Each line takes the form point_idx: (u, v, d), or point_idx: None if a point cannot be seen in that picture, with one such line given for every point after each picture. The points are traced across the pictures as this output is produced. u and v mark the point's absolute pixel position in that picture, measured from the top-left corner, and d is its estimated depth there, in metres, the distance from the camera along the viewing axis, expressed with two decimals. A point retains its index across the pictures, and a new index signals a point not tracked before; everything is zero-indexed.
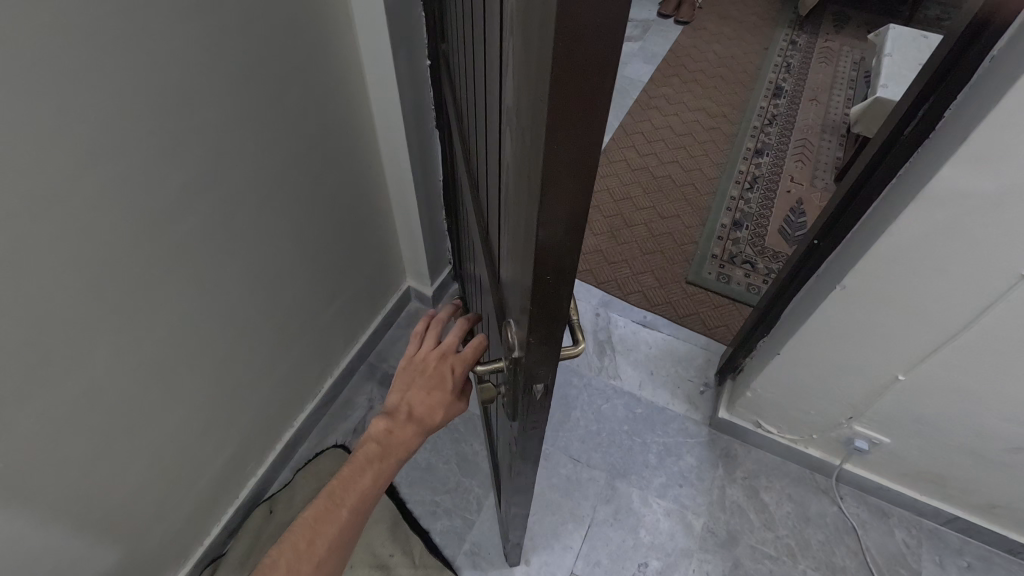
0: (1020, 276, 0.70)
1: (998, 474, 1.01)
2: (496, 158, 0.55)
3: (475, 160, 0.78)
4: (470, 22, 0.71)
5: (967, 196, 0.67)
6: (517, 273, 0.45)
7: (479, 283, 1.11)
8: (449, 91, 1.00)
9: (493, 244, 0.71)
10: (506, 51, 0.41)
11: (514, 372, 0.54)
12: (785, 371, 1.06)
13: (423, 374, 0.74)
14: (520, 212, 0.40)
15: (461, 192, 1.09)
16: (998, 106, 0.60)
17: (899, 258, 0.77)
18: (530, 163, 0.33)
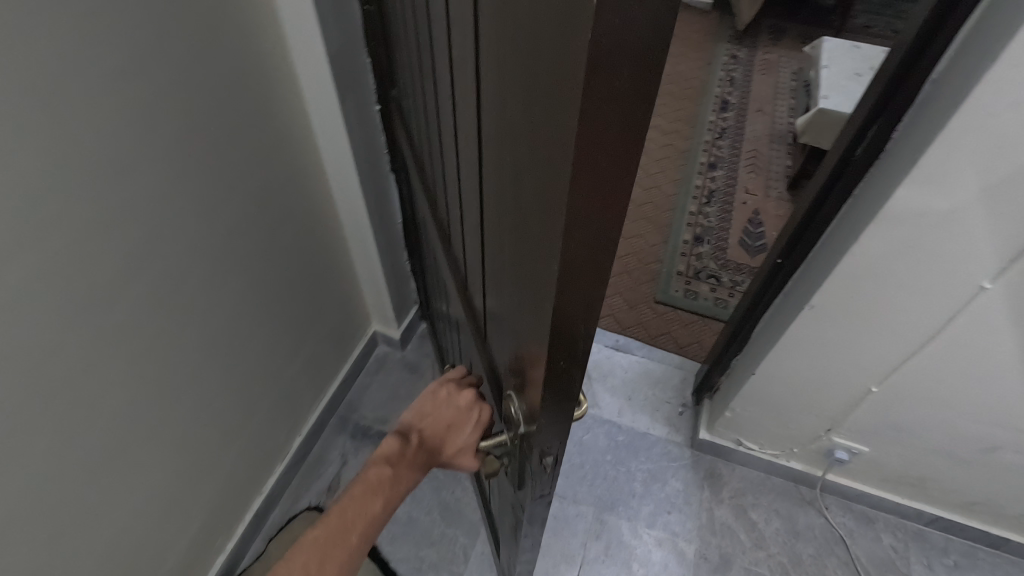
0: (980, 287, 0.72)
1: (976, 474, 1.02)
2: (476, 215, 0.53)
3: (445, 208, 0.76)
4: (424, 71, 0.69)
5: (924, 213, 0.68)
6: (524, 347, 0.44)
7: (453, 327, 1.08)
8: (402, 135, 0.97)
9: (473, 296, 0.68)
10: (486, 113, 0.39)
11: (523, 440, 0.52)
12: (761, 390, 1.06)
13: (450, 407, 0.70)
14: (525, 275, 0.38)
15: (424, 235, 1.07)
16: (943, 130, 0.61)
17: (865, 275, 0.77)
18: (542, 232, 0.31)
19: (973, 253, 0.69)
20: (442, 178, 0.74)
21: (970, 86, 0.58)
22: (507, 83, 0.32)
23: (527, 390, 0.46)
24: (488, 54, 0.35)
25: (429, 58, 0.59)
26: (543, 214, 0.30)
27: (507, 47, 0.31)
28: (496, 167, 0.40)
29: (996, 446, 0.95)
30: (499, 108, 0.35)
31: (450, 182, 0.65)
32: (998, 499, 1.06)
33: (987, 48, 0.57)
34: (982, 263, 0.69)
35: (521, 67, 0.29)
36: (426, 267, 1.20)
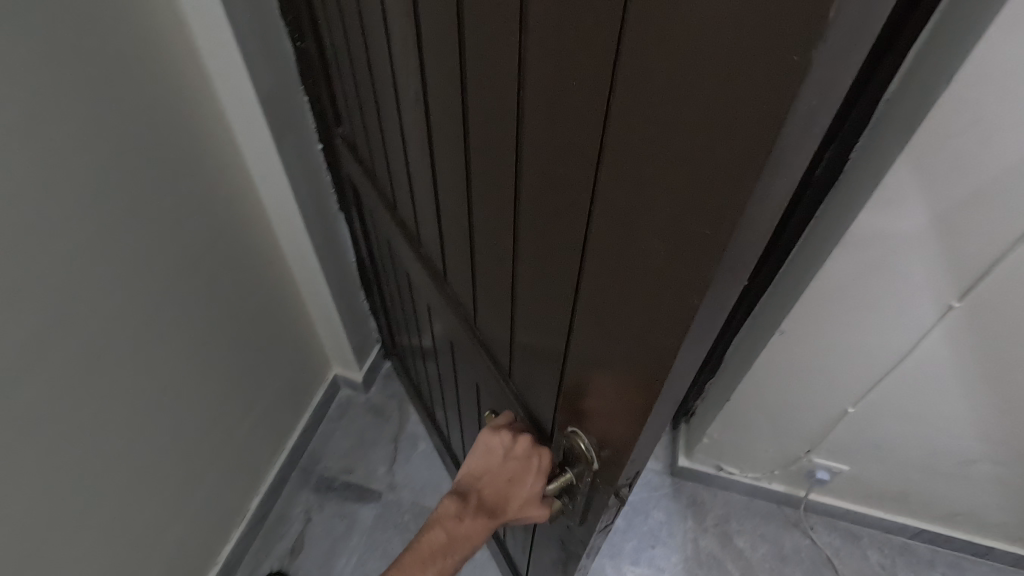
0: (949, 305, 0.70)
1: (958, 486, 1.00)
2: (500, 250, 0.49)
3: (431, 243, 0.72)
4: (381, 105, 0.65)
5: (892, 234, 0.66)
6: (597, 388, 0.41)
7: (433, 364, 1.03)
8: (353, 174, 0.92)
9: (488, 331, 0.65)
10: (539, 138, 0.35)
11: (593, 475, 0.49)
12: (738, 416, 1.03)
13: (507, 460, 0.60)
14: (613, 309, 0.34)
15: (390, 271, 1.02)
16: (902, 153, 0.59)
17: (833, 298, 0.75)
18: (662, 269, 0.28)
19: (939, 270, 0.67)
20: (422, 213, 0.70)
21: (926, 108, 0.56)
22: (592, 101, 0.28)
23: (600, 426, 0.43)
24: (548, 72, 0.31)
25: (404, 90, 0.55)
26: (670, 250, 0.27)
27: (594, 60, 0.27)
28: (557, 195, 0.36)
29: (975, 459, 0.93)
30: (568, 129, 0.31)
31: (445, 216, 0.61)
32: (981, 509, 1.04)
33: (941, 67, 0.54)
34: (949, 281, 0.68)
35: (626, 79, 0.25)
36: (392, 303, 1.15)
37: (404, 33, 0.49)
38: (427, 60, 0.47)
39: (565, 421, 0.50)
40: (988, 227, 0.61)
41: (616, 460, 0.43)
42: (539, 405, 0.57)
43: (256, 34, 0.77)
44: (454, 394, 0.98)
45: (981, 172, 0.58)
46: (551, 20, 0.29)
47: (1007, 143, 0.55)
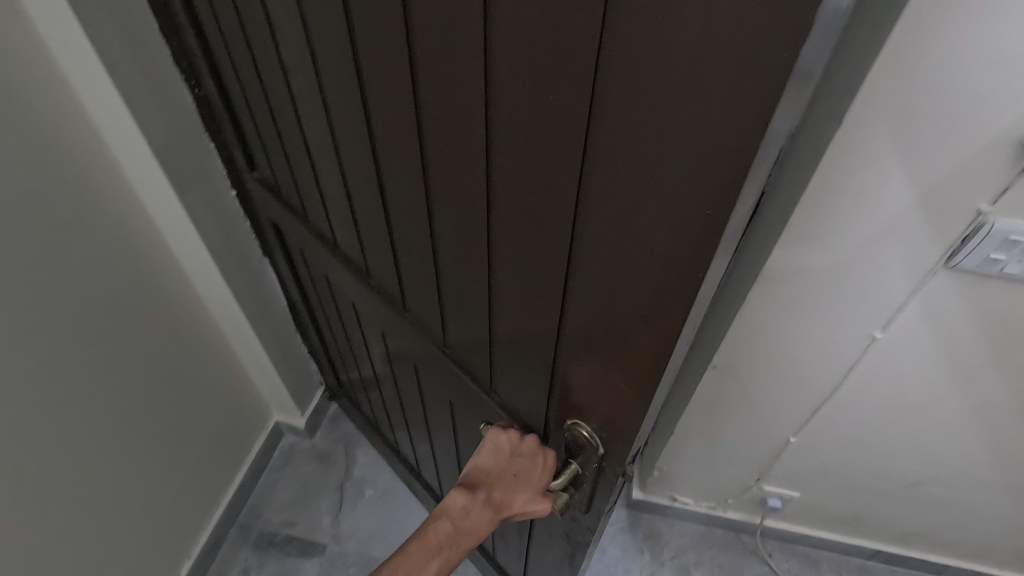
0: (873, 334, 0.72)
1: (906, 506, 1.04)
2: (476, 256, 0.54)
3: (386, 275, 0.76)
4: (318, 149, 0.68)
5: (807, 270, 0.67)
6: (596, 360, 0.47)
7: (396, 390, 1.02)
8: (276, 216, 0.90)
9: (461, 349, 0.71)
10: (520, 171, 0.41)
11: (600, 460, 0.56)
12: (686, 445, 1.05)
13: (516, 456, 0.65)
14: (615, 287, 0.40)
15: (336, 305, 0.99)
16: (803, 194, 0.60)
17: (763, 331, 0.77)
18: (667, 245, 0.34)
19: (857, 306, 0.69)
20: (373, 250, 0.74)
21: (818, 156, 0.57)
22: (578, 137, 0.35)
23: (604, 404, 0.51)
24: (525, 91, 0.36)
25: (348, 138, 0.60)
26: (671, 227, 0.33)
27: (579, 105, 0.33)
28: (544, 214, 0.42)
29: (920, 480, 0.97)
30: (555, 162, 0.38)
31: (403, 248, 0.66)
32: (930, 527, 1.08)
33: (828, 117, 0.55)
34: (871, 316, 0.70)
35: (615, 118, 0.32)
36: (336, 341, 1.12)
37: (349, 86, 0.53)
38: (376, 107, 0.52)
39: (564, 417, 0.58)
40: (898, 264, 0.63)
41: (625, 432, 0.49)
42: (528, 405, 0.64)
43: (152, 96, 0.73)
44: (423, 417, 0.99)
45: (881, 212, 0.59)
46: (525, 46, 0.34)
47: (899, 184, 0.57)
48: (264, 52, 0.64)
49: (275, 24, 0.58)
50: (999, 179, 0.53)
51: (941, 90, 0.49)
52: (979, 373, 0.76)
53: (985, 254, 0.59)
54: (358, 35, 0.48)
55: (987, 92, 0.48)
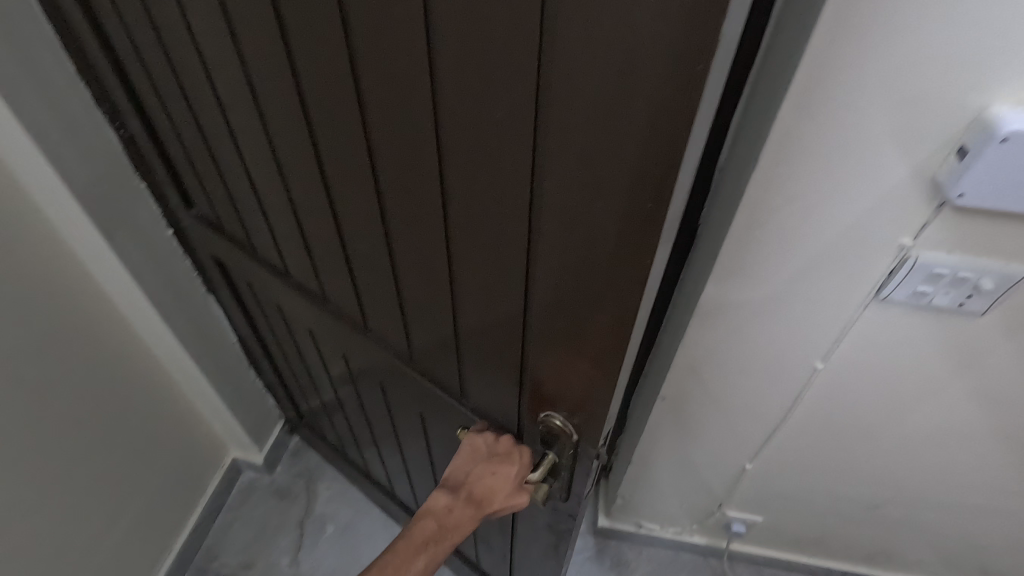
0: (815, 365, 0.71)
1: (867, 527, 1.03)
2: (435, 264, 0.57)
3: (346, 298, 0.78)
4: (266, 178, 0.69)
5: (742, 305, 0.66)
6: (563, 345, 0.51)
7: (362, 411, 1.01)
8: (219, 250, 0.88)
9: (426, 360, 0.74)
10: (474, 183, 0.45)
11: (575, 443, 0.60)
12: (646, 473, 1.03)
13: (491, 456, 0.68)
14: (575, 272, 0.44)
15: (289, 333, 0.98)
16: (729, 233, 0.59)
17: (706, 365, 0.76)
18: (620, 227, 0.39)
19: (796, 337, 0.68)
20: (330, 272, 0.75)
21: (742, 190, 0.56)
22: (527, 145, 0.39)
23: (573, 391, 0.56)
24: (471, 103, 0.40)
25: (299, 163, 0.62)
26: (620, 209, 0.38)
27: (524, 117, 0.38)
28: (500, 215, 0.46)
29: (878, 501, 0.96)
30: (507, 169, 0.42)
31: (362, 267, 0.68)
32: (894, 547, 1.07)
33: (752, 149, 0.54)
34: (811, 348, 0.69)
35: (558, 126, 0.36)
36: (293, 372, 1.10)
37: (298, 115, 0.56)
38: (326, 133, 0.55)
39: (536, 410, 0.62)
40: (830, 297, 0.62)
41: (596, 405, 0.54)
42: (499, 408, 0.68)
43: (71, 143, 0.71)
44: (394, 432, 0.99)
45: (809, 245, 0.58)
46: (467, 63, 0.38)
47: (825, 219, 0.55)
48: (197, 86, 0.64)
49: (210, 59, 0.59)
50: (920, 213, 0.52)
51: (855, 125, 0.48)
52: (924, 400, 0.75)
53: (911, 286, 0.58)
54: (303, 64, 0.50)
55: (901, 126, 0.47)
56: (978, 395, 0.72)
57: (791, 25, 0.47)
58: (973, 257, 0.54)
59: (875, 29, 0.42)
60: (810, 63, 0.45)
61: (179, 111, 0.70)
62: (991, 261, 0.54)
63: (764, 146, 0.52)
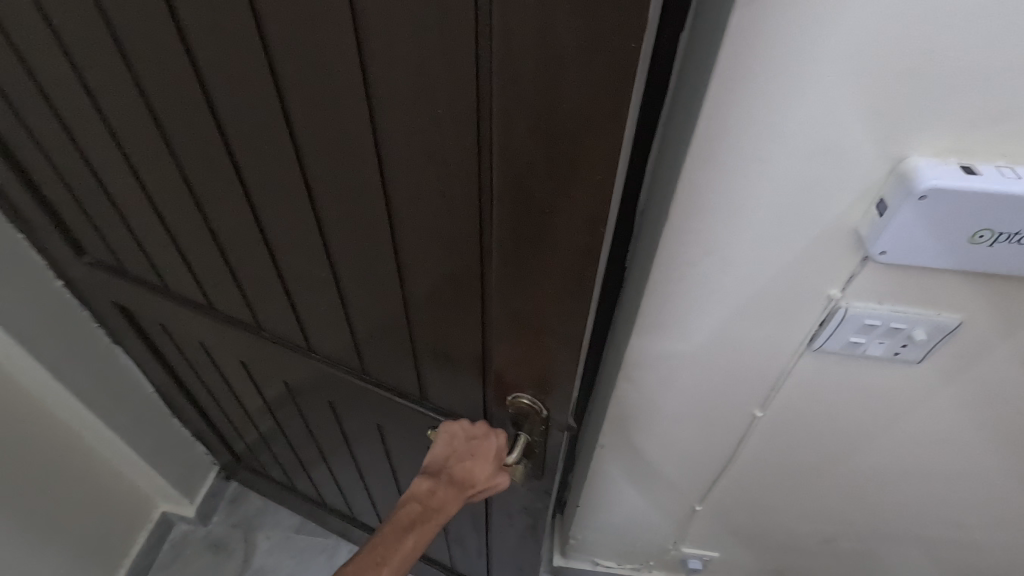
0: (755, 413, 0.67)
1: (826, 560, 0.99)
2: (378, 268, 0.55)
3: (280, 324, 0.74)
4: (175, 209, 0.63)
5: (671, 355, 0.62)
6: (525, 325, 0.50)
7: (309, 434, 0.96)
8: (124, 294, 0.82)
9: (380, 371, 0.71)
10: (413, 169, 0.43)
11: (546, 420, 0.60)
12: (598, 514, 0.98)
13: (470, 439, 0.64)
14: (533, 247, 0.43)
15: (217, 371, 0.92)
16: (650, 287, 0.55)
17: (643, 412, 0.71)
18: (574, 192, 0.39)
19: (730, 385, 0.64)
20: (262, 298, 0.70)
21: (659, 240, 0.51)
22: (467, 119, 0.38)
23: (536, 373, 0.55)
24: (404, 86, 0.38)
25: (214, 185, 0.56)
26: (576, 173, 0.37)
27: (460, 90, 0.36)
28: (446, 203, 0.44)
29: (834, 535, 0.93)
30: (447, 151, 0.40)
31: (299, 287, 0.64)
32: None
33: (665, 197, 0.50)
34: (749, 395, 0.65)
35: (500, 95, 0.35)
36: (224, 412, 1.04)
37: (207, 132, 0.51)
38: (242, 145, 0.50)
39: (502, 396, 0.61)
40: (760, 347, 0.58)
41: (563, 381, 0.54)
42: (462, 403, 0.66)
43: None
44: (349, 451, 0.95)
45: (733, 298, 0.54)
46: (394, 38, 0.36)
47: (747, 271, 0.51)
48: (78, 120, 0.57)
49: (96, 86, 0.53)
50: (845, 266, 0.48)
51: (768, 176, 0.44)
52: (869, 442, 0.71)
53: (842, 338, 0.54)
54: (204, 69, 0.45)
55: (816, 177, 0.43)
56: (926, 437, 0.69)
57: (695, 67, 0.43)
58: (902, 307, 0.51)
59: (778, 76, 0.39)
60: (712, 110, 0.41)
61: (57, 149, 0.63)
62: (922, 310, 0.51)
63: (676, 197, 0.48)
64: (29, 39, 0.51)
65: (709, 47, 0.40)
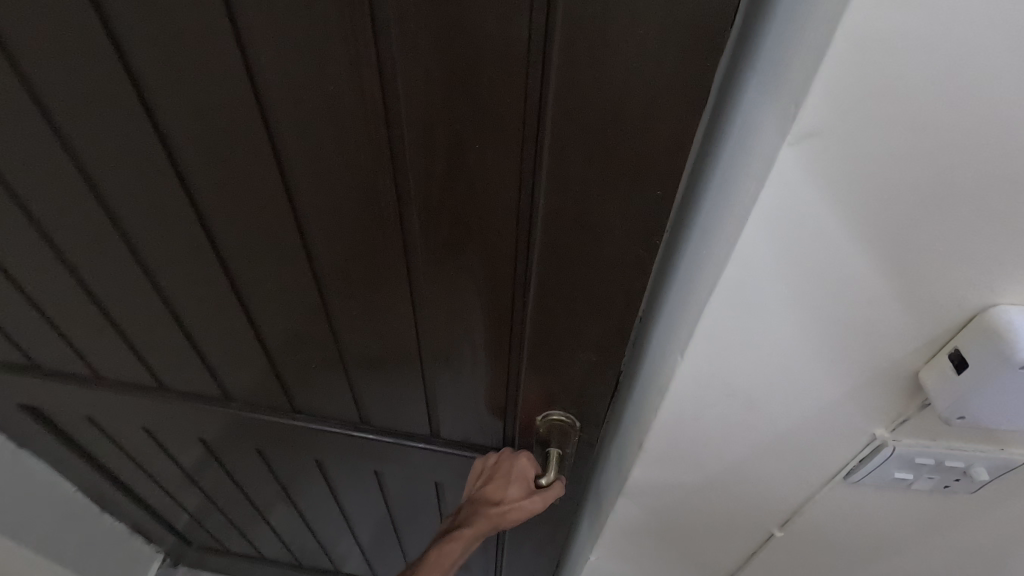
0: (771, 531, 0.57)
1: None
2: (396, 269, 0.64)
3: (254, 382, 0.85)
4: (174, 284, 0.70)
5: (675, 485, 0.52)
6: (542, 301, 0.63)
7: (275, 475, 1.07)
8: (43, 400, 0.90)
9: (366, 378, 0.82)
10: (458, 200, 0.56)
11: (573, 427, 0.77)
12: None
13: (492, 468, 0.85)
14: (566, 227, 0.55)
15: (161, 448, 0.99)
16: (658, 427, 0.46)
17: (644, 529, 0.61)
18: (604, 170, 0.51)
19: (730, 511, 0.55)
20: (235, 359, 0.81)
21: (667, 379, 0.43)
22: (516, 155, 0.51)
23: (546, 364, 0.71)
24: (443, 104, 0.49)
25: (239, 226, 0.63)
26: (602, 155, 0.49)
27: (505, 89, 0.47)
28: (475, 197, 0.55)
29: None
30: (488, 155, 0.52)
31: (281, 318, 0.74)
32: None
33: (682, 328, 0.42)
34: (767, 516, 0.55)
35: (553, 108, 0.47)
36: (154, 496, 1.15)
37: (259, 191, 0.59)
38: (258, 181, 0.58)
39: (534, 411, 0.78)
40: (786, 478, 0.49)
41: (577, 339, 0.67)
42: (469, 383, 0.79)
43: None
44: (320, 475, 1.08)
45: (762, 439, 0.44)
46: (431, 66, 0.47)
47: (783, 412, 0.42)
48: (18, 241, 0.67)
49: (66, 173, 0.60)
50: (900, 408, 0.40)
51: (813, 323, 0.37)
52: None
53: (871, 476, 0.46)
54: (263, 141, 0.54)
55: (876, 313, 0.35)
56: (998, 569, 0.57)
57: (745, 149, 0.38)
58: (956, 443, 0.42)
59: (835, 212, 0.32)
60: (751, 244, 0.34)
61: (21, 253, 0.68)
62: (977, 445, 0.42)
63: (691, 336, 0.39)
64: (20, 153, 0.58)
65: (744, 165, 0.37)
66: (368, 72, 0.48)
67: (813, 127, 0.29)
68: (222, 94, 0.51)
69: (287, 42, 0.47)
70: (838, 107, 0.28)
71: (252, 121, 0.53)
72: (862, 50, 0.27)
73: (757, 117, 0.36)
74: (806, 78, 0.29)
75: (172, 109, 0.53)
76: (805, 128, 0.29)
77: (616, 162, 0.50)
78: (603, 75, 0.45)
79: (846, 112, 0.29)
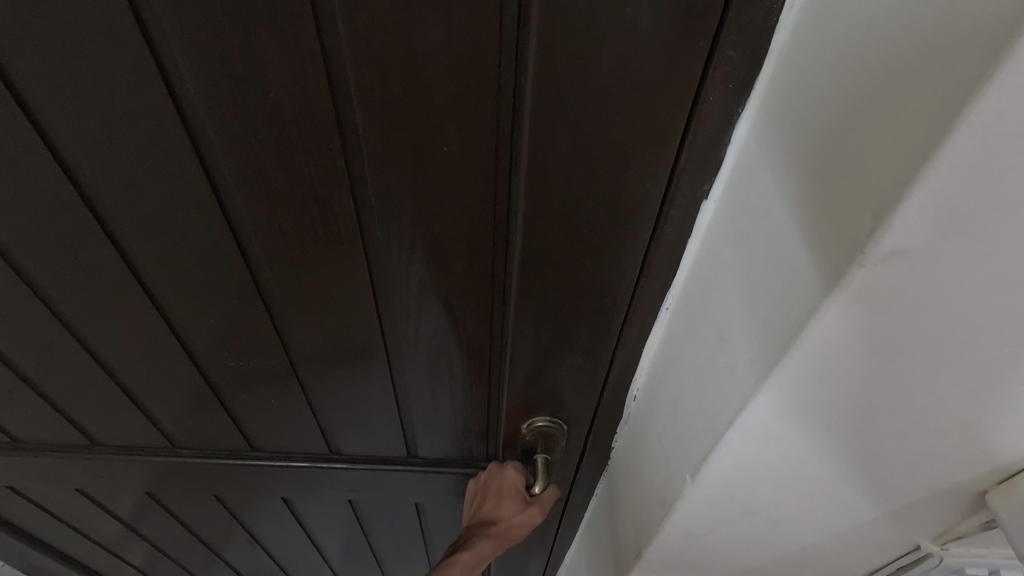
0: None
1: None
2: (360, 294, 0.56)
3: (195, 428, 0.77)
4: (95, 333, 0.62)
5: (693, 540, 0.45)
6: (524, 318, 0.55)
7: (231, 515, 1.01)
8: None
9: (329, 406, 0.74)
10: (434, 222, 0.48)
11: (556, 431, 0.68)
12: None
13: (484, 484, 0.75)
14: (550, 236, 0.48)
15: (96, 505, 0.95)
16: (682, 509, 0.41)
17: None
18: (587, 166, 0.43)
19: (742, 560, 0.48)
20: (173, 405, 0.73)
21: (691, 470, 0.39)
22: (491, 162, 0.43)
23: (528, 379, 0.63)
24: (409, 112, 0.41)
25: (162, 256, 0.53)
26: (588, 150, 0.42)
27: (475, 90, 0.39)
28: (455, 217, 0.48)
29: None
30: (468, 170, 0.44)
31: (225, 354, 0.65)
32: None
33: (703, 416, 0.38)
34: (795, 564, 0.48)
35: (536, 109, 0.39)
36: (93, 557, 1.11)
37: (192, 232, 0.51)
38: (178, 205, 0.48)
39: (519, 425, 0.70)
40: (818, 548, 0.45)
41: (561, 351, 0.59)
42: (446, 402, 0.71)
43: None
44: (287, 508, 1.00)
45: (794, 529, 0.42)
46: (388, 70, 0.38)
47: (825, 509, 0.40)
48: None
49: None
50: (962, 522, 0.39)
51: (871, 426, 0.32)
52: None
53: (908, 517, 0.40)
54: (180, 174, 0.46)
55: (942, 412, 0.30)
56: None
57: (791, 183, 0.31)
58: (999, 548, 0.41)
59: (918, 329, 0.26)
60: (808, 352, 0.28)
61: None
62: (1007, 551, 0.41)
63: (721, 440, 0.35)
64: None
65: (796, 207, 0.30)
66: (311, 82, 0.39)
67: (901, 247, 0.23)
68: (128, 126, 0.43)
69: (214, 74, 0.39)
70: (938, 226, 0.23)
71: (164, 153, 0.44)
72: (980, 157, 0.20)
73: (814, 148, 0.29)
74: (893, 188, 0.23)
75: (75, 144, 0.44)
76: (890, 248, 0.23)
77: (598, 155, 0.42)
78: (580, 81, 0.38)
79: (948, 228, 0.23)
